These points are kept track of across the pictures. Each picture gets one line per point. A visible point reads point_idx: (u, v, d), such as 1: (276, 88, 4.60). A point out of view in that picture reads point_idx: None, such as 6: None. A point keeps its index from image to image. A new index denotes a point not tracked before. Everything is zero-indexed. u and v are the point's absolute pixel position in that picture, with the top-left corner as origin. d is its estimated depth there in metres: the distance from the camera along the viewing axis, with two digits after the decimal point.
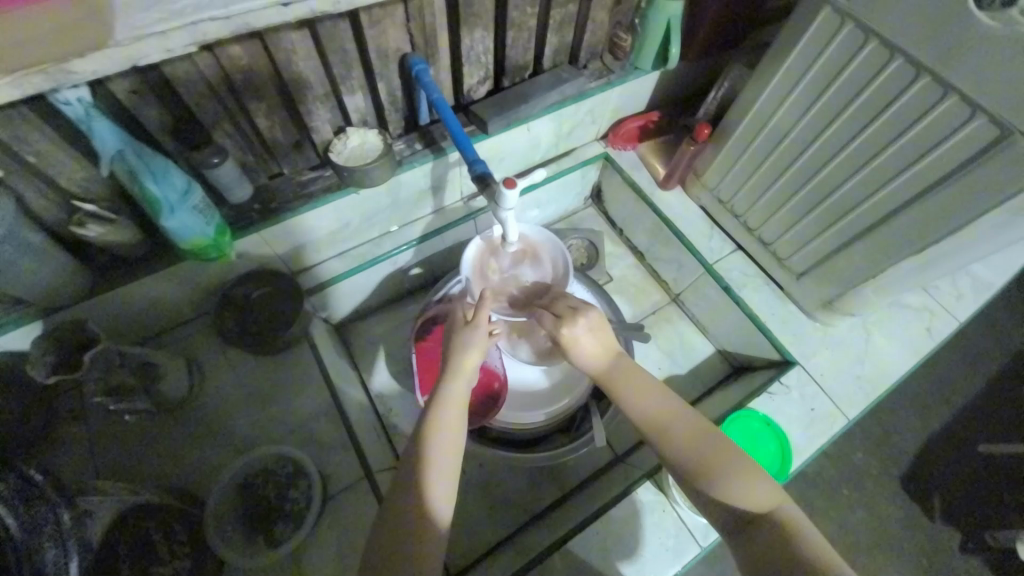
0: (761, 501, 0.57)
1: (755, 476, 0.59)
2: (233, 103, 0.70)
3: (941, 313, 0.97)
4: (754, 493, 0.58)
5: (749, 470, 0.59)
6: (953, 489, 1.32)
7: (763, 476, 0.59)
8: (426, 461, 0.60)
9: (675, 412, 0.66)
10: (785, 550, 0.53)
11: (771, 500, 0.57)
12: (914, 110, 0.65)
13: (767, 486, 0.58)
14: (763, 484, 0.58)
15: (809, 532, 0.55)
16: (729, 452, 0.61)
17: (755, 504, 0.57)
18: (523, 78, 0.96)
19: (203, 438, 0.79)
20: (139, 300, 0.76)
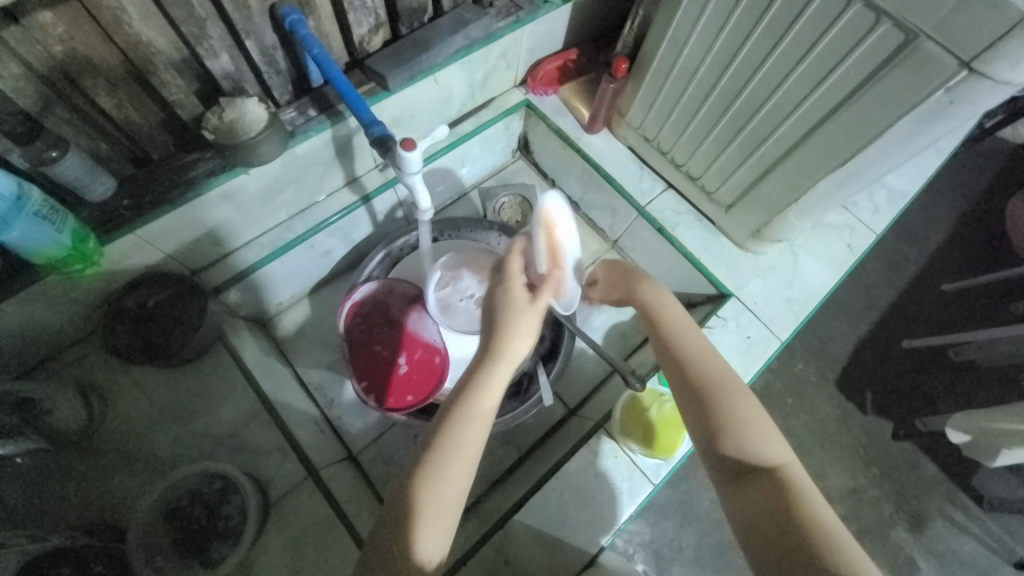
0: (769, 456, 0.56)
1: (765, 431, 0.58)
2: (59, 81, 0.58)
3: (860, 228, 1.00)
4: (766, 447, 0.57)
5: (758, 424, 0.58)
6: (882, 384, 1.44)
7: (773, 434, 0.58)
8: (450, 457, 0.52)
9: (712, 365, 0.64)
10: (787, 499, 0.51)
11: (777, 455, 0.56)
12: (820, 22, 0.62)
13: (773, 441, 0.57)
14: (770, 439, 0.58)
15: (808, 487, 0.53)
16: (741, 403, 0.60)
17: (762, 456, 0.56)
18: (421, 23, 0.87)
19: (118, 465, 0.72)
20: (4, 325, 0.66)
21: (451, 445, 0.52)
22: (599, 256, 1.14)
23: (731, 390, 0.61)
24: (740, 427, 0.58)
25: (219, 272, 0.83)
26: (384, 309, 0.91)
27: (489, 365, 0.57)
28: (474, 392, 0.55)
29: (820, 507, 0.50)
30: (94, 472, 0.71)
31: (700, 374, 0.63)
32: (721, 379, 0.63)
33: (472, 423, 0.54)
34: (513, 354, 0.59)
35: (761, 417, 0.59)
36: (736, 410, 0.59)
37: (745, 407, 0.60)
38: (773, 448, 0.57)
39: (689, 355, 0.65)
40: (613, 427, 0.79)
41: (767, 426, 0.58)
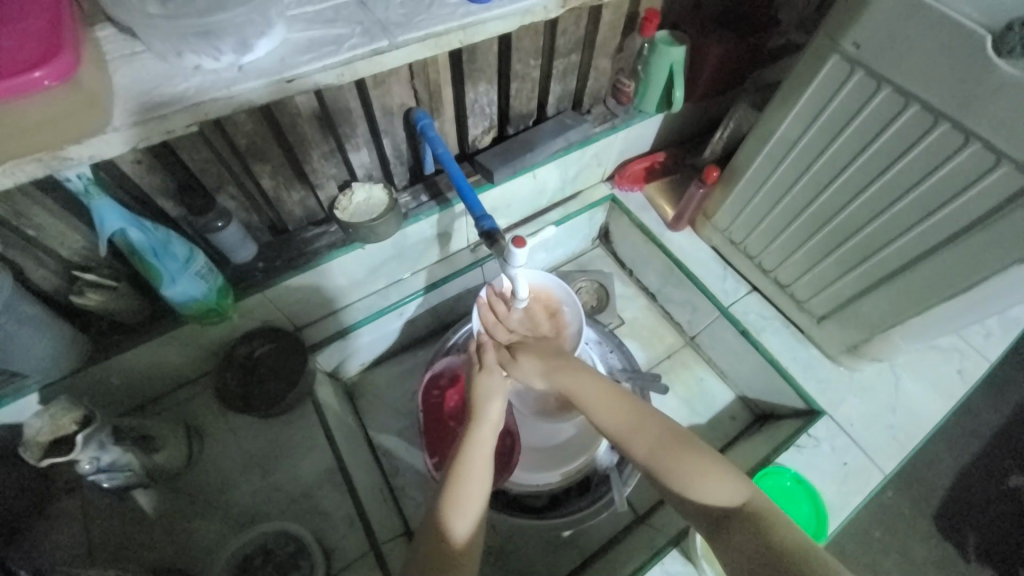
0: (728, 498, 0.56)
1: (719, 471, 0.57)
2: (236, 167, 0.68)
3: (972, 354, 0.92)
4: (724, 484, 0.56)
5: (707, 465, 0.58)
6: (993, 529, 1.24)
7: (726, 469, 0.57)
8: (457, 507, 0.58)
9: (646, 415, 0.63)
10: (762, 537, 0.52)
11: (737, 493, 0.56)
12: (933, 157, 0.63)
13: (728, 479, 0.57)
14: (727, 477, 0.57)
15: (777, 520, 0.53)
16: (689, 454, 0.59)
17: (723, 501, 0.55)
18: (528, 126, 0.95)
19: (204, 508, 0.76)
20: (141, 364, 0.74)
21: (460, 506, 0.58)
22: (674, 350, 1.13)
23: (683, 439, 0.60)
24: (691, 476, 0.57)
25: (318, 330, 0.90)
26: (458, 382, 0.92)
27: (475, 429, 0.65)
28: (468, 460, 0.62)
29: (789, 530, 0.52)
30: (181, 514, 0.75)
31: (641, 430, 0.62)
32: (658, 433, 0.61)
33: (468, 486, 0.60)
34: (492, 412, 0.67)
35: (711, 457, 0.59)
36: (687, 462, 0.58)
37: (690, 455, 0.59)
38: (729, 488, 0.56)
39: (621, 410, 0.64)
40: (688, 547, 0.72)
41: (717, 466, 0.58)
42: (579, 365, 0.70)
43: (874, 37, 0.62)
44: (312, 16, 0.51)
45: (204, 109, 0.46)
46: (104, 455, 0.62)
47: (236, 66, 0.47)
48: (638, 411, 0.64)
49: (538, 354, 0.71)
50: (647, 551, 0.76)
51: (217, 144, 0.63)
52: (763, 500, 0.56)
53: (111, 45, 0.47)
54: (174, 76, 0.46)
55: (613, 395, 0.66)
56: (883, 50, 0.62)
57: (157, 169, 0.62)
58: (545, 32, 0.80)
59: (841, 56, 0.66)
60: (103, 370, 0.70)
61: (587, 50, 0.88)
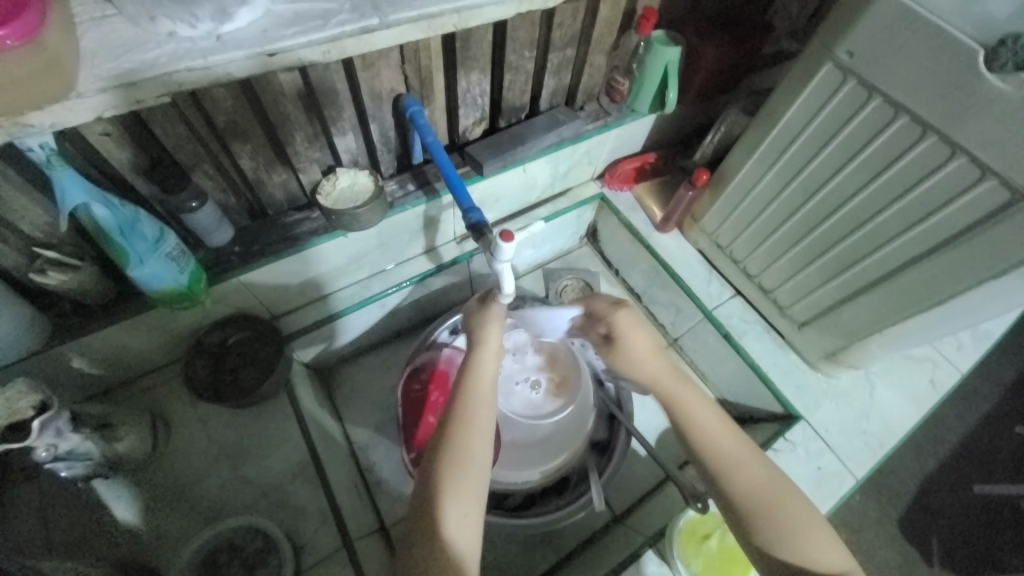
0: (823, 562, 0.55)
1: (813, 530, 0.57)
2: (214, 146, 0.65)
3: (943, 364, 0.95)
4: (818, 546, 0.56)
5: (802, 521, 0.57)
6: (951, 532, 1.29)
7: (824, 533, 0.58)
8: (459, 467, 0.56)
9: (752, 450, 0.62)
10: None
11: (830, 557, 0.56)
12: (919, 169, 0.64)
13: (822, 539, 0.57)
14: (821, 537, 0.57)
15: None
16: (791, 503, 0.59)
17: (820, 559, 0.56)
18: (519, 119, 0.94)
19: (169, 502, 0.73)
20: (104, 349, 0.70)
21: (461, 455, 0.57)
22: None
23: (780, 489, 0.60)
24: (788, 525, 0.57)
25: (296, 318, 0.87)
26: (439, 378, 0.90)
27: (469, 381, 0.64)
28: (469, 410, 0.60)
29: None
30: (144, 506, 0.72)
31: (746, 466, 0.60)
32: (766, 475, 0.60)
33: (472, 437, 0.58)
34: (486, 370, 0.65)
35: (809, 516, 0.58)
36: (789, 510, 0.58)
37: (789, 507, 0.58)
38: (824, 548, 0.56)
39: (727, 438, 0.63)
40: (663, 548, 0.73)
41: (818, 526, 0.58)
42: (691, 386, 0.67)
43: (868, 46, 0.62)
44: None
45: (177, 80, 0.43)
46: (61, 443, 0.59)
47: (213, 35, 0.44)
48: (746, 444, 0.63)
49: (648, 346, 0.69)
50: (627, 548, 0.77)
51: (193, 119, 0.60)
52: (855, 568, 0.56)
53: (79, 6, 0.44)
54: (147, 43, 0.43)
55: (720, 426, 0.63)
56: (877, 59, 0.62)
57: (127, 142, 0.59)
58: (542, 24, 0.78)
59: (835, 64, 0.67)
60: (63, 354, 0.67)
61: (584, 45, 0.87)
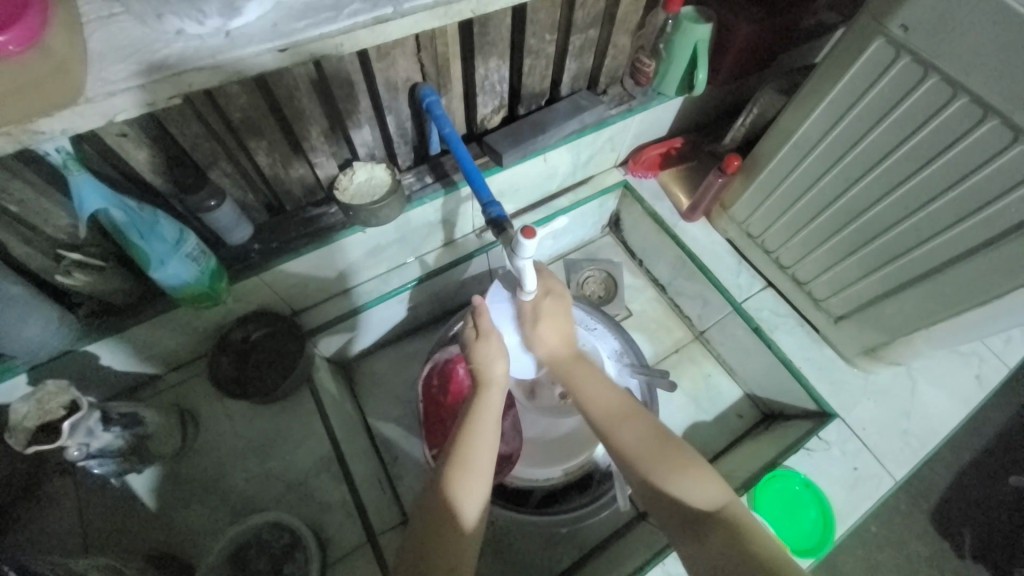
0: (704, 500, 0.56)
1: (696, 475, 0.58)
2: (230, 143, 0.64)
3: (991, 359, 0.90)
4: (698, 488, 0.57)
5: (688, 466, 0.59)
6: (990, 528, 1.23)
7: (703, 476, 0.58)
8: (461, 471, 0.59)
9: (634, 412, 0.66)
10: (734, 539, 0.51)
11: (713, 498, 0.56)
12: (978, 155, 0.58)
13: (706, 484, 0.57)
14: (710, 480, 0.57)
15: (755, 527, 0.53)
16: (669, 454, 0.60)
17: (698, 501, 0.56)
18: (539, 106, 0.90)
19: (199, 494, 0.74)
20: (131, 346, 0.71)
21: (463, 463, 0.60)
22: (682, 345, 1.10)
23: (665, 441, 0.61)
24: (670, 472, 0.58)
25: (318, 313, 0.87)
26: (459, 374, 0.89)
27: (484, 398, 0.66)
28: (478, 423, 0.63)
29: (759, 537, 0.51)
30: (175, 498, 0.74)
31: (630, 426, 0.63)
32: (651, 434, 0.63)
33: (476, 446, 0.61)
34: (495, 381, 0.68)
35: (691, 463, 0.59)
36: (669, 459, 0.59)
37: (673, 459, 0.59)
38: (707, 492, 0.56)
39: (616, 403, 0.67)
40: None
41: (698, 471, 0.58)
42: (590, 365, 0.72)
43: (925, 18, 0.57)
44: None
45: (188, 80, 0.42)
46: (93, 442, 0.61)
47: (223, 32, 0.42)
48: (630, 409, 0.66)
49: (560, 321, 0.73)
50: (650, 548, 0.74)
51: (208, 116, 0.59)
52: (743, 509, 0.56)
53: (86, 5, 0.42)
54: (155, 43, 0.42)
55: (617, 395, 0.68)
56: (936, 33, 0.56)
57: (144, 143, 0.58)
58: (563, 4, 0.74)
59: (887, 40, 0.61)
60: (93, 352, 0.68)
61: (607, 25, 0.82)
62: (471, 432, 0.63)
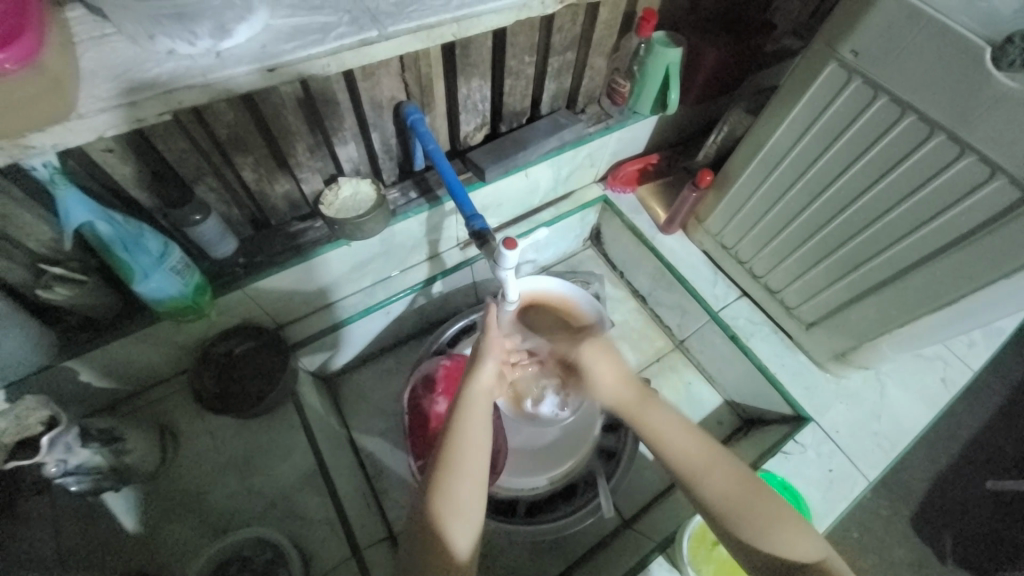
0: (806, 553, 0.54)
1: (790, 524, 0.56)
2: (217, 159, 0.65)
3: (955, 362, 0.95)
4: (792, 540, 0.55)
5: (781, 515, 0.56)
6: (966, 530, 1.27)
7: (799, 526, 0.56)
8: (446, 489, 0.58)
9: (715, 453, 0.61)
10: None
11: (814, 551, 0.54)
12: (927, 168, 0.63)
13: (803, 537, 0.55)
14: (801, 531, 0.55)
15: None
16: (761, 502, 0.57)
17: (800, 555, 0.53)
18: (520, 124, 0.93)
19: (180, 512, 0.73)
20: (112, 362, 0.71)
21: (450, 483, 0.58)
22: (663, 354, 1.12)
23: (754, 486, 0.59)
24: (765, 525, 0.56)
25: (303, 326, 0.88)
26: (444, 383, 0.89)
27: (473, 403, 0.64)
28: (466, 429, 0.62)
29: None
30: (154, 517, 0.72)
31: (713, 472, 0.59)
32: (733, 477, 0.59)
33: (462, 465, 0.60)
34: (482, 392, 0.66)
35: (783, 510, 0.57)
36: (762, 511, 0.57)
37: (764, 508, 0.57)
38: (803, 543, 0.54)
39: (689, 445, 0.62)
40: (674, 553, 0.72)
41: (791, 520, 0.56)
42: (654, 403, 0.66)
43: (872, 44, 0.62)
44: (297, 3, 0.48)
45: (177, 98, 0.43)
46: (71, 458, 0.60)
47: (213, 53, 0.44)
48: (709, 450, 0.61)
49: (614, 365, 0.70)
50: (637, 554, 0.76)
51: (195, 132, 0.60)
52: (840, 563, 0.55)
53: (80, 27, 0.44)
54: (146, 62, 0.43)
55: (693, 439, 0.62)
56: (882, 58, 0.61)
57: (130, 158, 0.59)
58: (541, 29, 0.78)
59: (839, 63, 0.66)
60: (71, 368, 0.67)
61: (584, 47, 0.87)
62: (462, 427, 0.63)
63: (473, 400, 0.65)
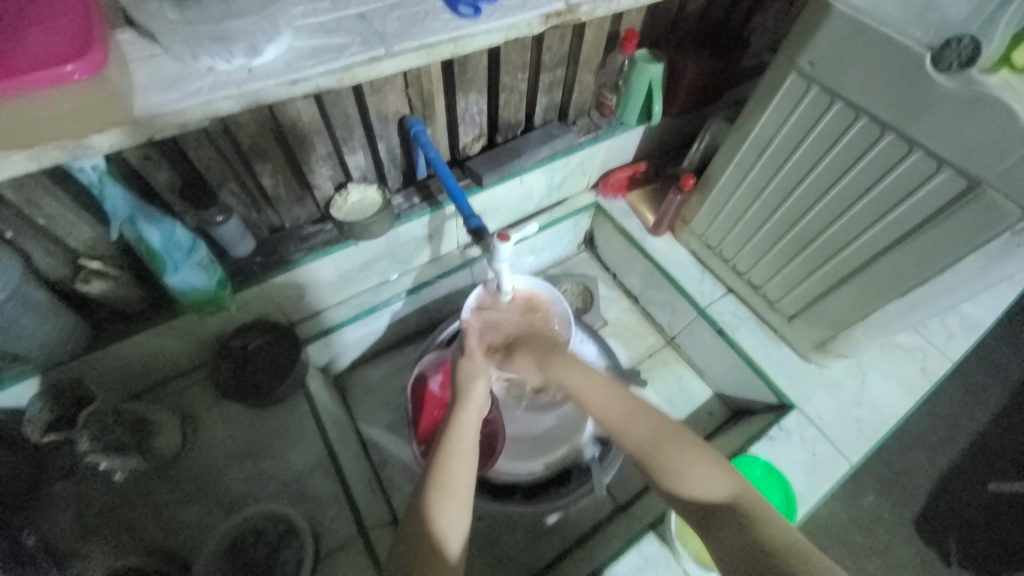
0: (714, 492, 0.57)
1: (701, 464, 0.59)
2: (239, 166, 0.72)
3: (935, 353, 0.99)
4: (705, 480, 0.58)
5: (692, 459, 0.60)
6: (967, 531, 1.29)
7: (710, 465, 0.59)
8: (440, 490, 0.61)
9: (636, 413, 0.66)
10: (751, 533, 0.51)
11: (721, 489, 0.57)
12: (882, 164, 0.69)
13: (714, 472, 0.58)
14: (714, 471, 0.59)
15: (766, 512, 0.53)
16: (675, 448, 0.62)
17: (711, 493, 0.57)
18: (515, 134, 1.01)
19: (196, 494, 0.78)
20: (139, 353, 0.77)
21: (443, 485, 0.62)
22: (655, 350, 1.17)
23: (669, 433, 0.63)
24: (680, 468, 0.60)
25: (312, 324, 0.94)
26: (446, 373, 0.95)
27: (461, 411, 0.69)
28: (454, 436, 0.66)
29: (778, 526, 0.51)
30: (175, 498, 0.77)
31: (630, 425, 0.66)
32: (650, 427, 0.65)
33: (454, 467, 0.63)
34: (475, 398, 0.71)
35: (694, 452, 0.61)
36: (676, 457, 0.61)
37: (677, 454, 0.61)
38: (717, 482, 0.58)
39: (612, 406, 0.69)
40: (664, 530, 0.76)
41: (705, 460, 0.60)
42: (572, 364, 0.74)
43: (825, 55, 0.69)
44: (315, 27, 0.56)
45: (215, 106, 0.50)
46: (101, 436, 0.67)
47: (246, 69, 0.52)
48: (630, 407, 0.67)
49: (534, 352, 0.78)
50: (629, 533, 0.80)
51: (222, 141, 0.67)
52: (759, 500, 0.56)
53: (129, 47, 0.51)
54: (188, 77, 0.51)
55: (609, 398, 0.69)
56: (835, 67, 0.68)
57: (164, 164, 0.66)
58: (532, 48, 0.86)
59: (799, 73, 0.73)
60: (102, 356, 0.73)
61: (573, 64, 0.94)
62: (456, 433, 0.67)
63: (466, 406, 0.69)
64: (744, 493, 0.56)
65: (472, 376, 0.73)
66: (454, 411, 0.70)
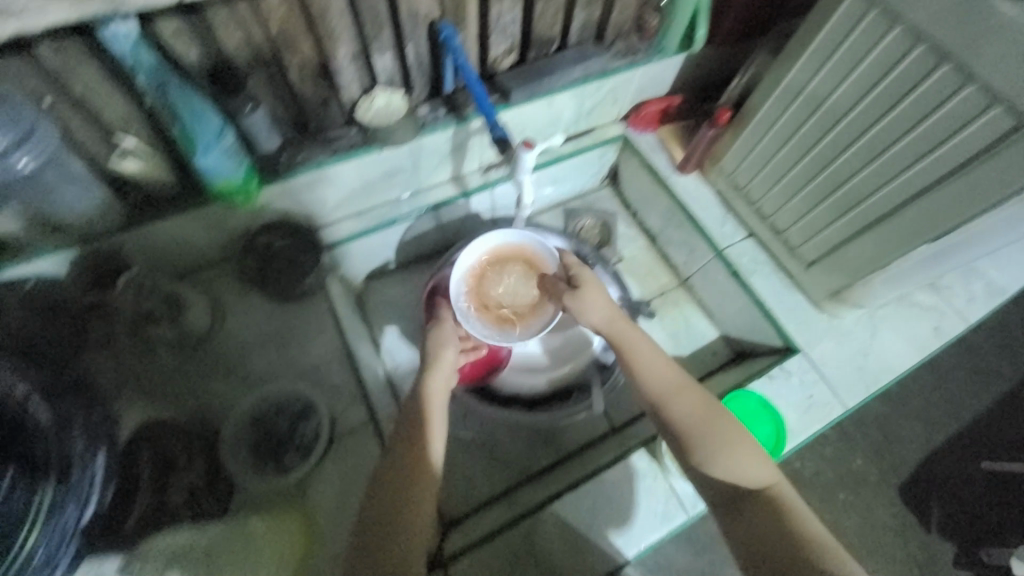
0: (754, 479, 0.62)
1: (749, 454, 0.63)
2: (267, 54, 0.71)
3: (951, 314, 0.97)
4: (750, 470, 0.62)
5: (738, 444, 0.64)
6: (951, 503, 1.33)
7: (756, 456, 0.63)
8: (417, 460, 0.64)
9: (691, 392, 0.69)
10: (785, 528, 0.56)
11: (763, 478, 0.62)
12: (930, 100, 0.65)
13: (760, 465, 0.63)
14: (755, 460, 0.63)
15: (797, 503, 0.60)
16: (721, 430, 0.65)
17: (750, 481, 0.61)
18: (548, 52, 0.97)
19: (221, 372, 0.84)
20: (170, 238, 0.80)
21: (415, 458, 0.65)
22: (667, 289, 1.18)
23: (715, 415, 0.67)
24: (723, 449, 0.64)
25: (334, 231, 0.96)
26: None
27: (431, 376, 0.72)
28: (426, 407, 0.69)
29: (804, 521, 0.57)
30: (201, 373, 0.83)
31: (684, 398, 0.68)
32: (703, 409, 0.68)
33: (425, 439, 0.66)
34: (443, 359, 0.74)
35: (743, 442, 0.64)
36: (724, 437, 0.65)
37: (724, 433, 0.65)
38: (759, 470, 0.62)
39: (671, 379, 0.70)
40: (655, 447, 0.80)
41: (750, 449, 0.64)
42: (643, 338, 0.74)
43: None
44: None
45: None
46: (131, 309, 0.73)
47: None
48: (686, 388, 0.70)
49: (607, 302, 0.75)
50: (621, 449, 0.84)
51: (250, 26, 0.66)
52: (789, 489, 0.62)
53: None
54: None
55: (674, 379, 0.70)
56: None
57: (194, 44, 0.66)
58: None
59: None
60: (136, 236, 0.77)
61: None
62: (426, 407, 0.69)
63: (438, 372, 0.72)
64: (780, 488, 0.61)
65: (441, 342, 0.76)
66: (425, 375, 0.72)
